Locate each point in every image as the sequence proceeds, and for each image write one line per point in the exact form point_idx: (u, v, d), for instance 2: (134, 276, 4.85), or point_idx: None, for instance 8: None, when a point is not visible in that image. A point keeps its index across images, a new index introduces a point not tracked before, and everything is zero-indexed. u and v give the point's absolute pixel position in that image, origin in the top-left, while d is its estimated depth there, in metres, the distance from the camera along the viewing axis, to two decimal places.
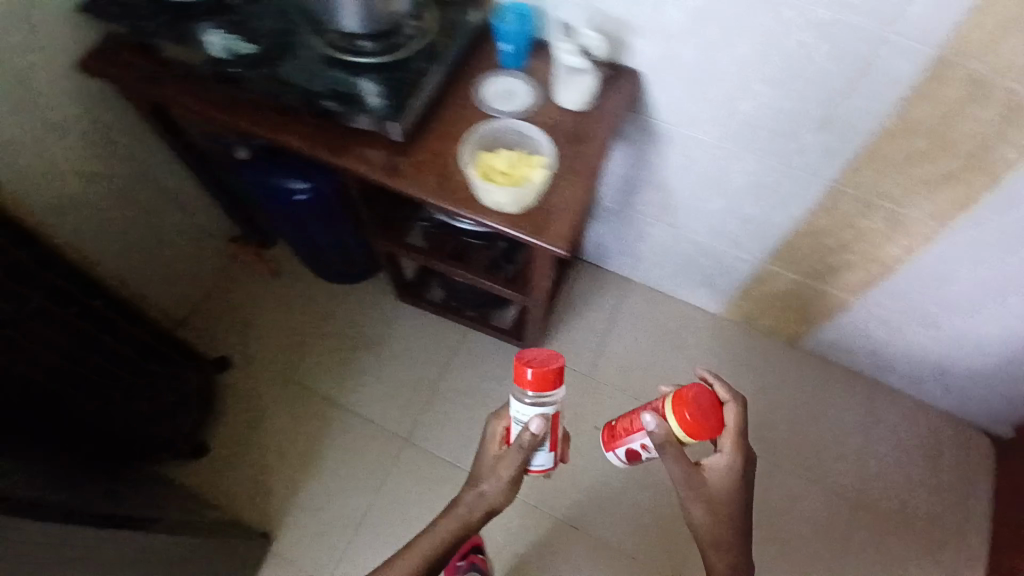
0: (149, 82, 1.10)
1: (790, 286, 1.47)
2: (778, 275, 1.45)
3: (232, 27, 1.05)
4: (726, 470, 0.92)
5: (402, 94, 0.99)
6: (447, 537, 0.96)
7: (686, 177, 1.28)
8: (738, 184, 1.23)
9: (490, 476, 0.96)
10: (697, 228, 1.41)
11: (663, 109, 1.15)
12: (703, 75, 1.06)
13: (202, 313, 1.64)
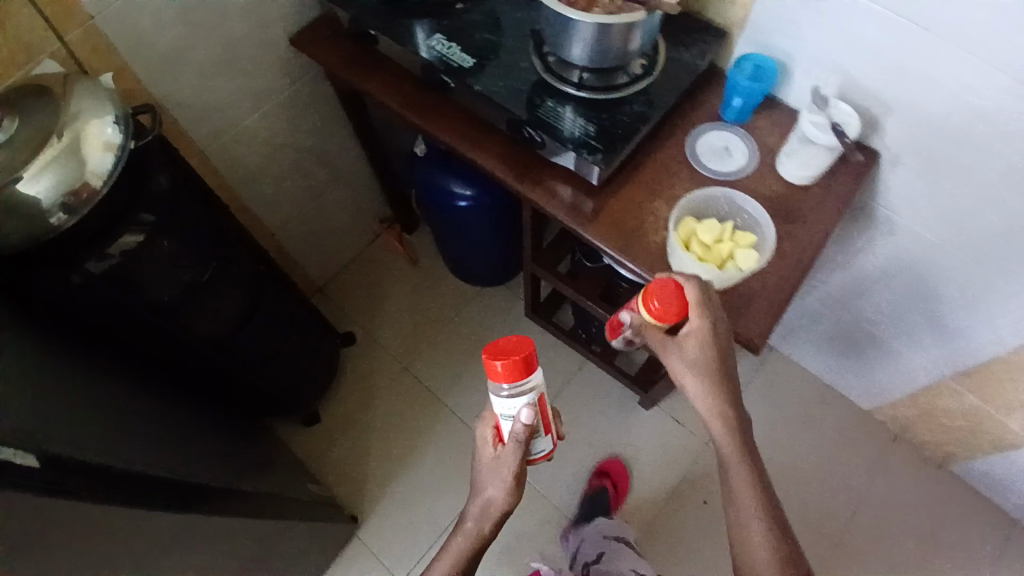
0: (355, 70, 1.10)
1: (966, 408, 1.31)
2: (955, 392, 1.30)
3: (455, 36, 1.04)
4: (711, 369, 0.76)
5: (612, 138, 0.95)
6: (477, 548, 0.84)
7: (904, 266, 1.15)
8: (956, 290, 1.12)
9: (494, 477, 0.82)
10: (891, 320, 1.28)
11: (901, 195, 1.04)
12: (961, 177, 0.95)
13: (338, 284, 1.67)
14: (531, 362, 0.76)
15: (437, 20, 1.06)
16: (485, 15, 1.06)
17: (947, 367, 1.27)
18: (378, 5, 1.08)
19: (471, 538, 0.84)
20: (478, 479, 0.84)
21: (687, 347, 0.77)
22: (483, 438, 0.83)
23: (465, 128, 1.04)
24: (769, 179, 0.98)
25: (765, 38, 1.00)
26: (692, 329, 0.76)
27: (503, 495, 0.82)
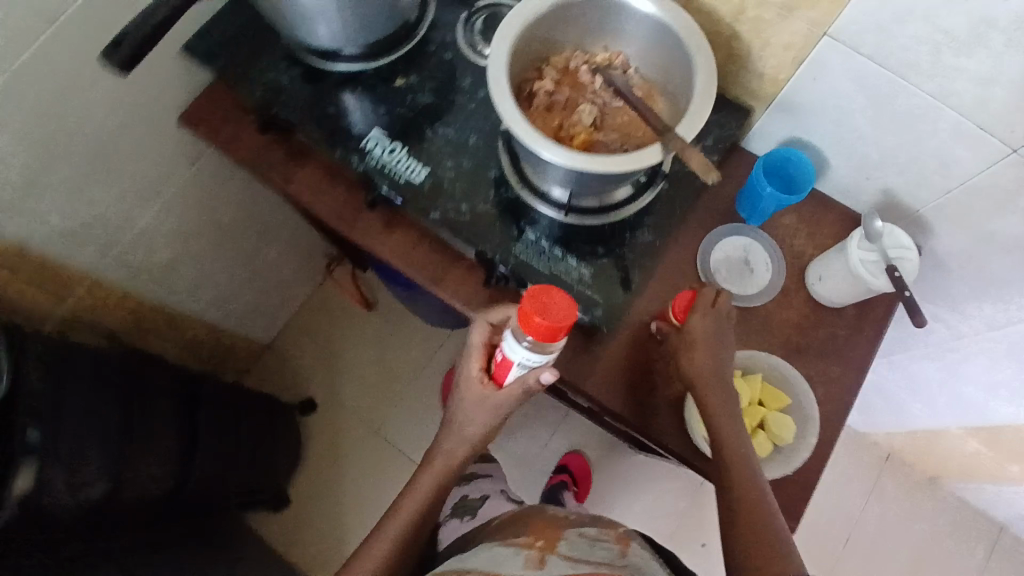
0: (272, 172, 0.84)
1: (979, 458, 1.21)
2: (967, 444, 1.20)
3: (396, 131, 0.80)
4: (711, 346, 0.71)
5: (615, 282, 0.76)
6: (442, 478, 0.75)
7: (978, 336, 0.94)
8: (983, 370, 0.99)
9: (479, 415, 0.72)
10: (937, 380, 1.10)
11: (980, 273, 0.83)
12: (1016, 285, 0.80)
13: (289, 338, 1.48)
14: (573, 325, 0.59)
15: (375, 107, 0.81)
16: (437, 96, 0.81)
17: (957, 425, 1.16)
18: (296, 83, 0.82)
19: (439, 471, 0.75)
20: (454, 427, 0.75)
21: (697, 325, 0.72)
22: (474, 364, 0.70)
23: (427, 255, 0.82)
24: (798, 299, 0.82)
25: (799, 122, 0.79)
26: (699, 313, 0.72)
27: (484, 433, 0.73)
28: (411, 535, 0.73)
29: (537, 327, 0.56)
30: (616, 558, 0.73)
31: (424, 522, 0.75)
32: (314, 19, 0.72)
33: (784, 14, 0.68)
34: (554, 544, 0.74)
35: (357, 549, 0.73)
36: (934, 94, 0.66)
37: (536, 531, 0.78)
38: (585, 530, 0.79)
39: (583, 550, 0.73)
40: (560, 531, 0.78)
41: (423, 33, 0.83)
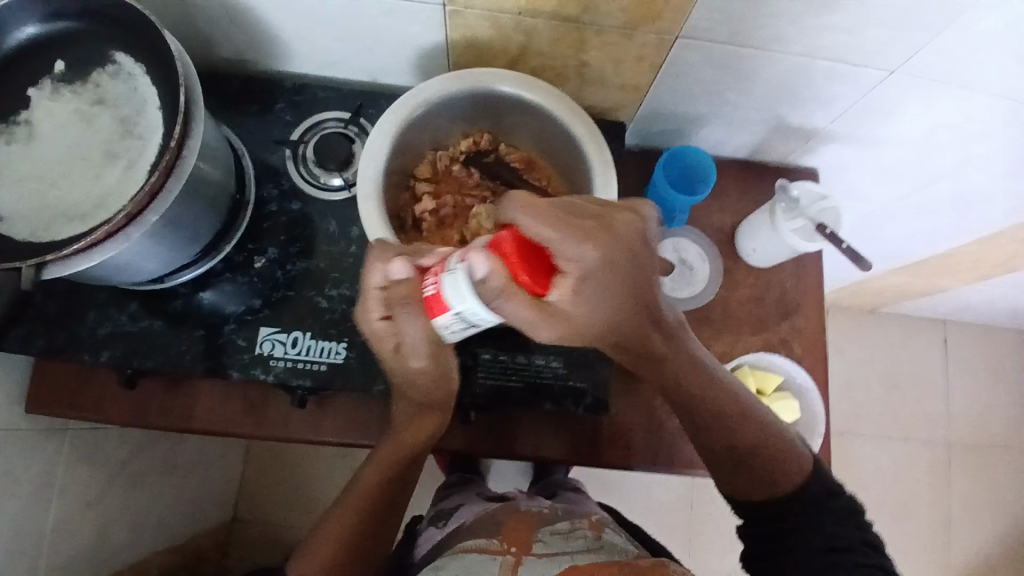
0: (167, 420, 0.70)
1: (909, 292, 1.31)
2: (897, 286, 1.28)
3: (286, 315, 0.69)
4: (606, 277, 0.48)
5: (591, 362, 0.71)
6: (372, 506, 0.64)
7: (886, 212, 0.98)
8: (899, 226, 1.02)
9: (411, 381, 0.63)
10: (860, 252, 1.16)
11: (874, 171, 0.86)
12: (907, 163, 0.83)
13: (252, 499, 1.33)
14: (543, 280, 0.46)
15: (248, 302, 0.69)
16: (309, 257, 0.70)
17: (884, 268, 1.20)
18: (141, 321, 0.68)
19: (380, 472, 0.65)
20: (393, 454, 0.66)
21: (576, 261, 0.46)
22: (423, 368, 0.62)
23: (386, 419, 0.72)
24: (743, 275, 0.81)
25: (675, 112, 0.76)
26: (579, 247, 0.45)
27: (412, 435, 0.66)
28: (358, 545, 0.63)
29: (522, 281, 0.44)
30: (594, 542, 0.62)
31: (364, 532, 0.64)
32: (132, 262, 0.58)
33: (629, 34, 0.63)
34: (528, 544, 0.61)
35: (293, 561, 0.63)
36: (805, 53, 0.64)
37: (509, 531, 0.63)
38: (559, 525, 0.65)
39: (560, 544, 0.61)
40: (534, 530, 0.63)
41: (254, 195, 0.70)
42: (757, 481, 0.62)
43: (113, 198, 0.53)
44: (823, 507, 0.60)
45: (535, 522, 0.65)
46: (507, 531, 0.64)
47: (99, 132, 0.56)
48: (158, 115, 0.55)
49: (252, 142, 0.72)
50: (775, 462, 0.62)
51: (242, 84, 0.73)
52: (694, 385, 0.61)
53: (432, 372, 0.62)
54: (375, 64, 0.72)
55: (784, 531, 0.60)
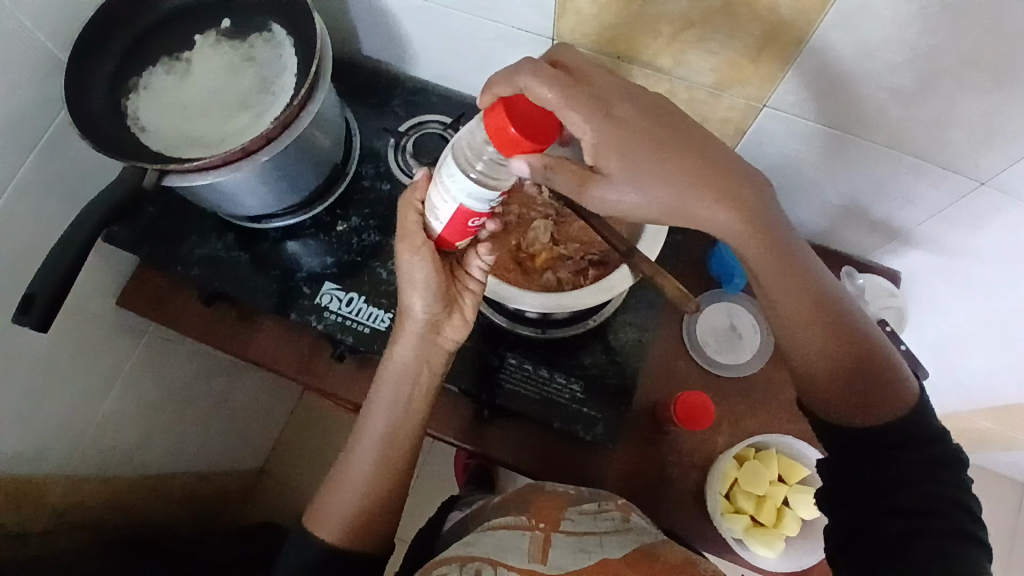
0: (229, 344, 0.79)
1: (995, 441, 1.18)
2: (981, 430, 1.17)
3: (348, 276, 0.76)
4: (627, 133, 0.49)
5: (610, 397, 0.73)
6: (386, 448, 0.65)
7: (972, 338, 0.92)
8: (985, 358, 0.94)
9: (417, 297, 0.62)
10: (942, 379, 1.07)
11: (960, 286, 0.81)
12: (996, 286, 0.78)
13: (282, 458, 1.42)
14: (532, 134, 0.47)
15: (322, 257, 0.77)
16: (383, 233, 0.78)
17: (966, 406, 1.10)
18: (231, 251, 0.78)
19: (385, 419, 0.65)
20: (398, 393, 0.65)
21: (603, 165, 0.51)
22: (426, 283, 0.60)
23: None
24: None
25: None
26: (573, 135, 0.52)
27: (416, 359, 0.64)
28: (389, 475, 0.65)
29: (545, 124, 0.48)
30: (621, 524, 0.62)
31: (388, 475, 0.65)
32: (237, 195, 0.68)
33: (717, 93, 0.67)
34: (556, 521, 0.61)
35: (330, 488, 0.66)
36: (890, 144, 0.64)
37: (537, 508, 0.63)
38: (587, 504, 0.64)
39: (587, 526, 0.61)
40: (562, 508, 0.63)
41: (353, 169, 0.80)
42: (865, 402, 0.54)
43: (234, 138, 0.64)
44: (926, 464, 0.52)
45: (563, 498, 0.65)
46: (533, 508, 0.63)
47: (241, 83, 0.67)
48: (291, 80, 0.66)
49: (364, 126, 0.82)
50: (879, 365, 0.54)
51: (370, 78, 0.84)
52: (788, 291, 0.53)
53: (431, 300, 0.62)
54: (485, 82, 0.81)
55: (876, 489, 0.52)
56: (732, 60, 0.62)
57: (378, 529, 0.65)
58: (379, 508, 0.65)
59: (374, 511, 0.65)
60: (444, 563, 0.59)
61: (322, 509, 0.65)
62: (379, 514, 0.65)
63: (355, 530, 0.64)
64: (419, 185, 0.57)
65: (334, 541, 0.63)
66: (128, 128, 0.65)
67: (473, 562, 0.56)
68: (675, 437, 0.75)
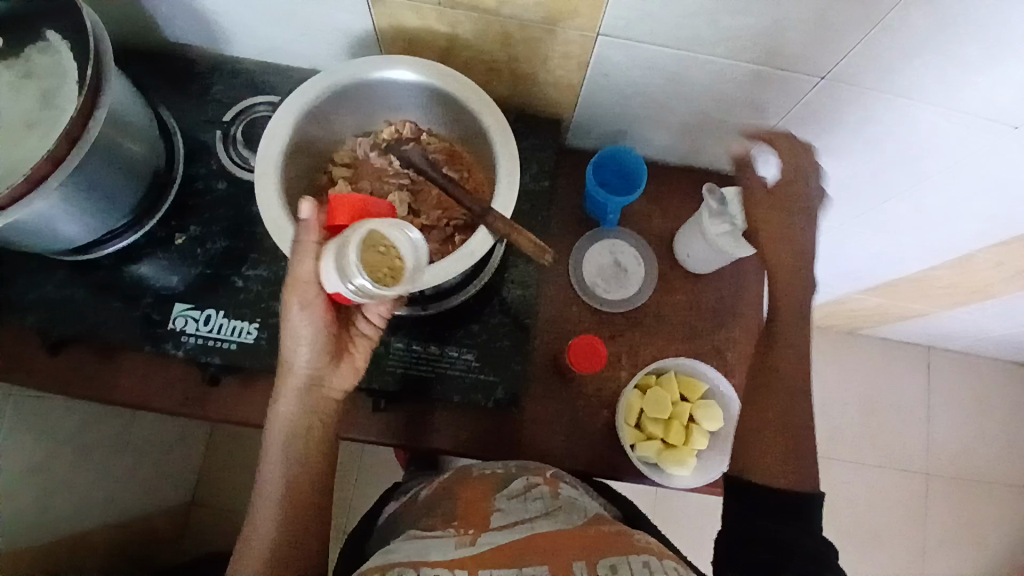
0: (93, 391, 0.71)
1: (887, 312, 1.26)
2: (874, 304, 1.24)
3: (204, 291, 0.70)
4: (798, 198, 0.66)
5: (507, 359, 0.71)
6: (296, 495, 0.62)
7: (845, 224, 0.95)
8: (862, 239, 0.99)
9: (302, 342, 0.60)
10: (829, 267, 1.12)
11: (823, 177, 0.83)
12: (851, 173, 0.81)
13: (213, 482, 1.36)
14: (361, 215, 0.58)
15: (169, 276, 0.70)
16: (231, 237, 0.71)
17: (857, 287, 1.17)
18: (66, 290, 0.70)
19: (284, 473, 0.62)
20: (299, 442, 0.62)
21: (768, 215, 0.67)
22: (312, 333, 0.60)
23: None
24: (679, 279, 0.79)
25: (610, 111, 0.75)
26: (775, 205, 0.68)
27: (310, 405, 0.63)
28: (302, 515, 0.62)
29: (337, 222, 0.58)
30: (551, 503, 0.61)
31: (300, 523, 0.61)
32: (51, 226, 0.60)
33: (551, 27, 0.63)
34: (485, 517, 0.58)
35: (238, 556, 0.60)
36: (724, 55, 0.64)
37: (462, 512, 0.60)
38: (514, 488, 0.63)
39: (518, 510, 0.59)
40: (490, 501, 0.61)
41: (186, 173, 0.72)
42: (792, 465, 0.61)
43: (22, 168, 0.56)
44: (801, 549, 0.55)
45: (491, 487, 0.63)
46: (458, 512, 0.60)
47: (22, 105, 0.59)
48: (75, 87, 0.58)
49: (189, 123, 0.74)
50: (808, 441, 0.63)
51: (185, 67, 0.76)
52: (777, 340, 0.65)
53: (318, 350, 0.61)
54: (312, 51, 0.74)
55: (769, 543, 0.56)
56: None
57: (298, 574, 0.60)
58: (295, 554, 0.60)
59: (291, 566, 0.59)
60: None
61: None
62: (300, 558, 0.60)
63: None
64: (310, 228, 0.56)
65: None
66: None
67: (395, 567, 0.52)
68: (579, 382, 0.75)
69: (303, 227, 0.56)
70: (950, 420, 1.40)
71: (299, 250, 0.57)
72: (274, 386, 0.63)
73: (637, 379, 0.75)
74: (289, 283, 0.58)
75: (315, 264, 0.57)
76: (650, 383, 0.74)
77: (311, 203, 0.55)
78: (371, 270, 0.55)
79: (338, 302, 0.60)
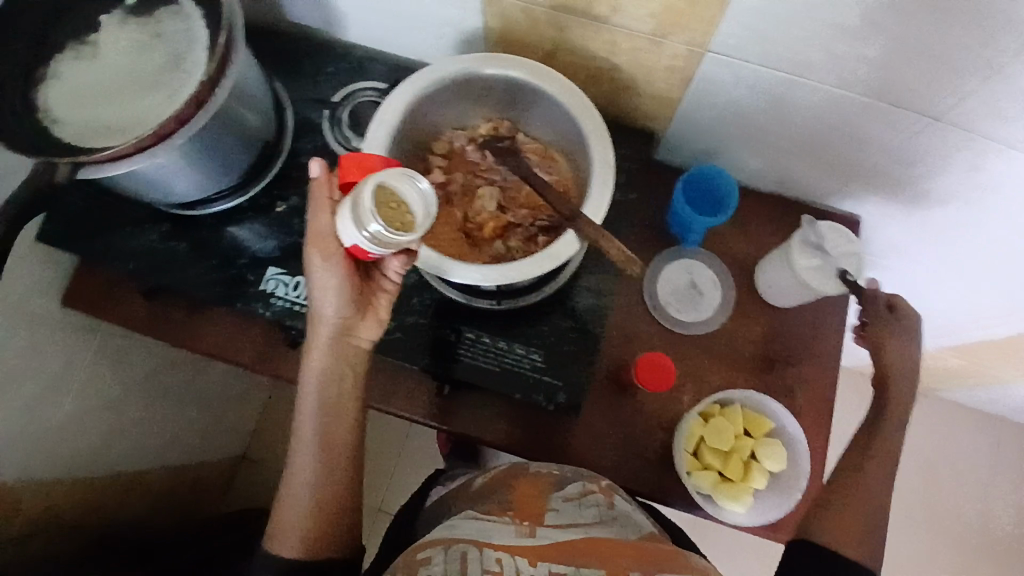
0: (177, 338, 0.77)
1: (971, 376, 1.18)
2: (957, 365, 1.16)
3: (290, 260, 0.73)
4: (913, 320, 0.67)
5: (572, 365, 0.72)
6: (325, 453, 0.61)
7: (939, 275, 0.90)
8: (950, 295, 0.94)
9: (329, 295, 0.58)
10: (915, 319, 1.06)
11: (924, 223, 0.79)
12: (955, 221, 0.76)
13: (262, 445, 1.41)
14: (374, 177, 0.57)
15: (264, 241, 0.74)
16: None
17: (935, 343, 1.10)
18: (167, 242, 0.74)
19: (312, 429, 0.61)
20: (325, 398, 0.61)
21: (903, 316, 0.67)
22: (329, 285, 0.58)
23: (381, 382, 0.75)
24: (755, 308, 0.77)
25: (706, 131, 0.74)
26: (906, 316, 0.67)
27: (332, 359, 0.61)
28: (335, 472, 0.62)
29: (350, 181, 0.56)
30: (606, 510, 0.61)
31: (331, 479, 0.61)
32: (164, 179, 0.65)
33: (659, 40, 0.63)
34: (541, 510, 0.59)
35: (279, 507, 0.61)
36: (839, 85, 0.62)
37: (519, 499, 0.61)
38: (571, 488, 0.63)
39: (573, 513, 0.59)
40: (546, 494, 0.62)
41: (289, 146, 0.76)
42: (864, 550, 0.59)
43: (143, 123, 0.59)
44: None
45: (545, 482, 0.64)
46: (515, 497, 0.61)
47: (149, 63, 0.62)
48: (202, 54, 0.61)
49: (296, 99, 0.77)
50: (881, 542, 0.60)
51: (299, 46, 0.79)
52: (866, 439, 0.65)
53: (344, 304, 0.59)
54: (419, 43, 0.76)
55: None
56: (667, 4, 0.58)
57: (336, 529, 0.61)
58: (332, 510, 0.61)
59: (327, 518, 0.61)
60: (425, 545, 0.56)
61: (275, 528, 0.61)
62: (336, 514, 0.61)
63: (315, 544, 0.59)
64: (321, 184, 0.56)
65: (291, 554, 0.59)
66: (37, 122, 0.61)
67: (458, 544, 0.54)
68: (640, 399, 0.74)
69: (316, 185, 0.56)
70: (1019, 500, 1.30)
71: (315, 206, 0.56)
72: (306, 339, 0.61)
73: (702, 405, 0.73)
74: (310, 236, 0.56)
75: (329, 218, 0.56)
76: (714, 412, 0.73)
77: (319, 162, 0.55)
78: (387, 219, 0.52)
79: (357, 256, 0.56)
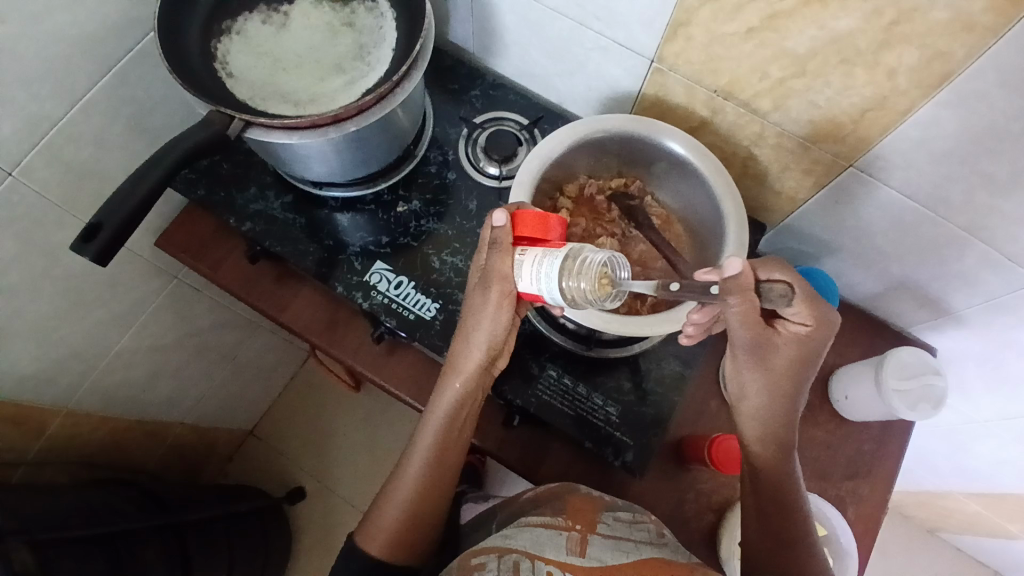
0: (265, 305, 0.78)
1: (991, 532, 1.19)
2: (980, 521, 1.17)
3: (398, 258, 0.75)
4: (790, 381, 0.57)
5: (646, 427, 0.72)
6: (432, 470, 0.66)
7: (995, 439, 0.91)
8: (992, 449, 0.94)
9: (483, 327, 0.62)
10: (954, 470, 1.07)
11: (1002, 386, 0.81)
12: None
13: (272, 423, 1.40)
14: (549, 232, 0.56)
15: (376, 235, 0.76)
16: (440, 220, 0.76)
17: (960, 489, 1.11)
18: (287, 213, 0.76)
19: (430, 444, 0.66)
20: (451, 420, 0.66)
21: (764, 275, 0.57)
22: (492, 330, 0.62)
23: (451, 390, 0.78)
24: (824, 416, 0.78)
25: (815, 237, 0.77)
26: (774, 273, 0.56)
27: (468, 392, 0.65)
28: (435, 486, 0.66)
29: (522, 233, 0.57)
30: (657, 537, 0.58)
31: (432, 493, 0.66)
32: (308, 159, 0.65)
33: (809, 145, 0.66)
34: (593, 524, 0.58)
35: (379, 503, 0.66)
36: (966, 227, 0.63)
37: (572, 510, 0.60)
38: (622, 512, 0.61)
39: (623, 531, 0.57)
40: (597, 511, 0.60)
41: (421, 153, 0.78)
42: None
43: (324, 103, 0.62)
44: None
45: (597, 502, 0.62)
46: (568, 508, 0.61)
47: (336, 48, 0.65)
48: (388, 54, 0.64)
49: (440, 112, 0.81)
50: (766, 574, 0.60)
51: (452, 64, 0.83)
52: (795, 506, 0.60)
53: (493, 339, 0.63)
54: (567, 89, 0.80)
55: None
56: (832, 116, 0.61)
57: (427, 537, 0.65)
58: (424, 520, 0.65)
59: (417, 528, 0.65)
60: (481, 553, 0.57)
61: (369, 522, 0.66)
62: (425, 528, 0.65)
63: (402, 547, 0.64)
64: (503, 231, 0.58)
65: (379, 553, 0.63)
66: (214, 71, 0.62)
67: (511, 555, 0.54)
68: (698, 475, 0.75)
69: (499, 233, 0.58)
70: None
71: (497, 252, 0.58)
72: (447, 362, 0.66)
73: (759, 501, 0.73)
74: (489, 276, 0.59)
75: (512, 262, 0.58)
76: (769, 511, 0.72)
77: (502, 211, 0.58)
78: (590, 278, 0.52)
79: (534, 298, 0.57)
